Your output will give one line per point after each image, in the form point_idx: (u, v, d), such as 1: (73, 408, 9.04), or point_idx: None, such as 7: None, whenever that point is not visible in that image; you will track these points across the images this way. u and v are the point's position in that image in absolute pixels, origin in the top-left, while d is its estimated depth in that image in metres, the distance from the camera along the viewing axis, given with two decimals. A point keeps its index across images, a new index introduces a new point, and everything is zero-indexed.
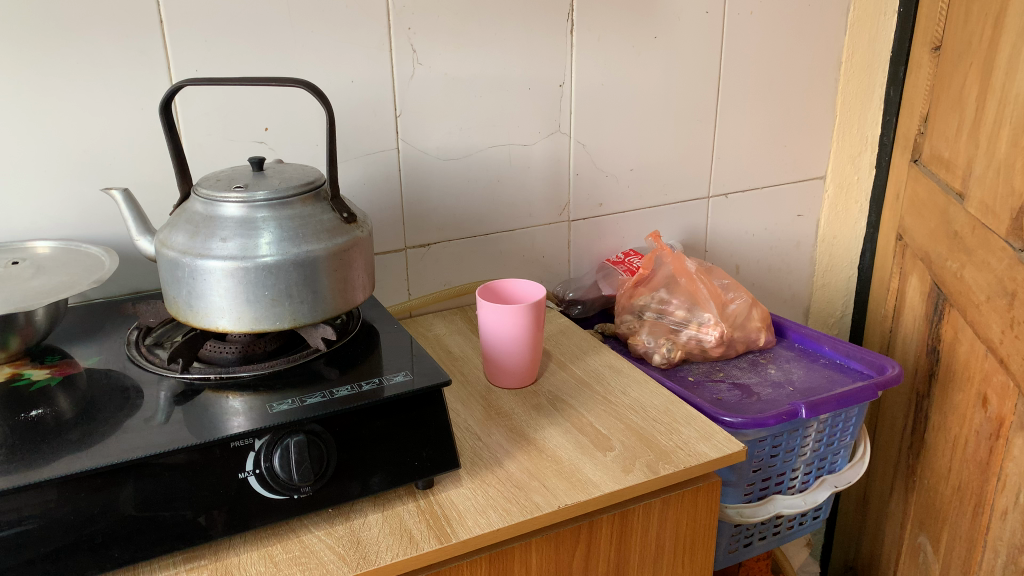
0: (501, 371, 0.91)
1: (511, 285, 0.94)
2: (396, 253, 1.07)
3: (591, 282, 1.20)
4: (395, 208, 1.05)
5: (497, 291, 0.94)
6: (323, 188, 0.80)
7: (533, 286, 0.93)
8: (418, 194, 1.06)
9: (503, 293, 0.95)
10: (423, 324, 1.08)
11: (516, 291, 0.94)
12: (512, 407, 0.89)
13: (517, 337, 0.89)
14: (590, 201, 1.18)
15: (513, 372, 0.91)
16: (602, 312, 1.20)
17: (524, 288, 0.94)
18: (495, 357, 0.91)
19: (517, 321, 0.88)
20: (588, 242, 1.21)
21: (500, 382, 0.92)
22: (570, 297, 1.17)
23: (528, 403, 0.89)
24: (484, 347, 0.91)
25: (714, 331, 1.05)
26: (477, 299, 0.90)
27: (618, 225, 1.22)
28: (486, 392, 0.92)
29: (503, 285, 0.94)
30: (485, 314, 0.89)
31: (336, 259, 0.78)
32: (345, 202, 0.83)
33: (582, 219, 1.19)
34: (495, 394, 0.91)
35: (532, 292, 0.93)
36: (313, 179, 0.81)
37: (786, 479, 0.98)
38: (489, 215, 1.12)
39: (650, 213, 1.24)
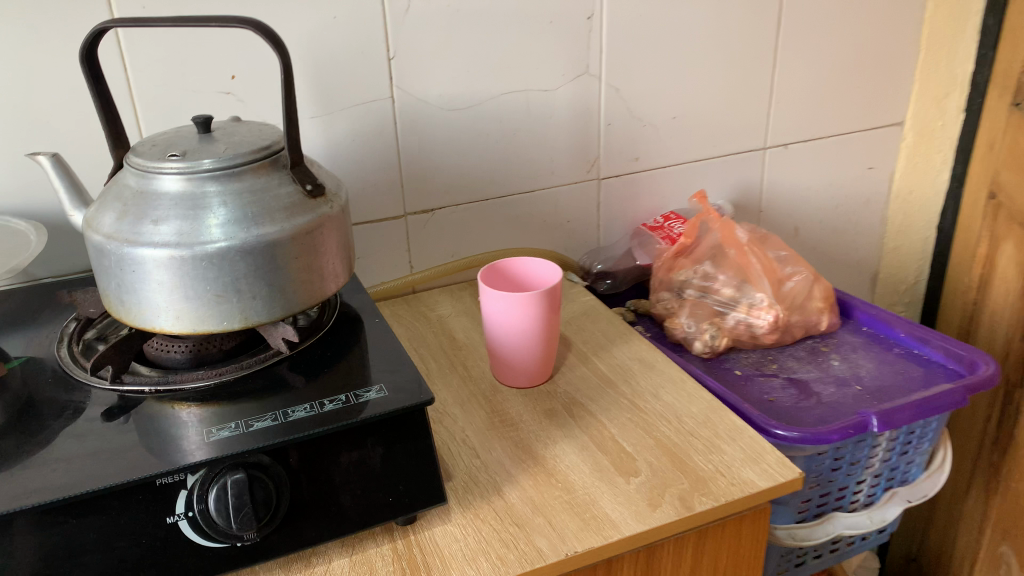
0: (506, 367, 0.77)
1: (522, 264, 0.79)
2: (395, 220, 0.93)
3: (624, 251, 1.05)
4: (393, 168, 0.90)
5: (505, 272, 0.79)
6: (283, 154, 0.65)
7: (548, 268, 0.77)
8: (418, 151, 0.90)
9: (511, 275, 0.79)
10: (427, 303, 0.95)
11: (528, 272, 0.79)
12: (520, 413, 0.74)
13: (529, 330, 0.75)
14: (625, 155, 1.01)
15: (523, 369, 0.77)
16: (636, 286, 1.05)
17: (539, 269, 0.78)
18: (501, 352, 0.76)
19: (527, 313, 0.74)
20: (621, 203, 1.04)
21: (506, 379, 0.78)
22: (599, 269, 1.02)
23: (541, 409, 0.75)
24: (489, 339, 0.77)
25: (768, 315, 0.89)
26: (479, 283, 0.74)
27: (657, 182, 1.05)
28: (490, 393, 0.77)
29: (512, 264, 0.79)
30: (489, 302, 0.74)
31: (297, 245, 0.63)
32: (312, 170, 0.68)
33: (614, 176, 1.02)
34: (500, 396, 0.77)
35: (547, 275, 0.78)
36: (271, 142, 0.66)
37: (849, 493, 0.82)
38: (504, 174, 0.96)
39: (696, 168, 1.06)
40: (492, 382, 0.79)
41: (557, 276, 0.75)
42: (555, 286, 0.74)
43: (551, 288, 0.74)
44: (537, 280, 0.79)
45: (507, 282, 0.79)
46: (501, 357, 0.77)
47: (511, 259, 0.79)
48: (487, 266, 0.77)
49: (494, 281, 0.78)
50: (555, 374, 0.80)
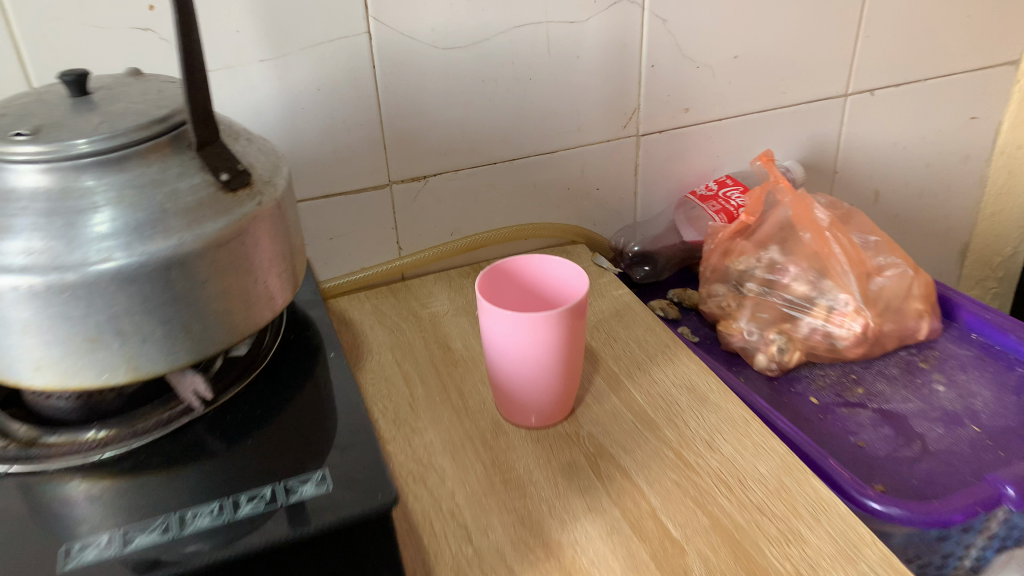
0: (508, 398, 0.58)
1: (537, 263, 0.59)
2: (377, 191, 0.73)
3: (666, 225, 0.85)
4: (372, 125, 0.70)
5: (514, 272, 0.59)
6: (186, 128, 0.45)
7: (573, 272, 0.57)
8: (405, 103, 0.70)
9: (522, 275, 0.60)
10: (419, 294, 0.76)
11: (546, 273, 0.59)
12: (529, 469, 0.56)
13: (540, 355, 0.55)
14: (671, 105, 0.80)
15: (533, 406, 0.58)
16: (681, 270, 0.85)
17: (560, 272, 0.59)
18: (506, 384, 0.58)
19: (543, 338, 0.55)
20: (664, 164, 0.83)
21: (509, 415, 0.60)
22: (637, 251, 0.82)
23: (558, 464, 0.56)
24: (490, 365, 0.58)
25: (854, 322, 0.69)
26: (477, 291, 0.55)
27: (710, 138, 0.84)
28: (489, 436, 0.59)
29: (524, 262, 0.59)
30: (490, 318, 0.55)
31: (203, 263, 0.43)
32: (237, 148, 0.48)
33: (658, 131, 0.81)
34: (503, 440, 0.59)
35: (572, 281, 0.58)
36: (171, 110, 0.45)
37: (953, 560, 0.64)
38: (517, 131, 0.75)
39: (759, 120, 0.85)
40: (487, 420, 0.60)
41: (585, 288, 0.55)
42: (580, 303, 0.54)
43: (574, 306, 0.54)
44: (557, 284, 0.59)
45: (516, 284, 0.60)
46: (502, 384, 0.58)
47: (523, 256, 0.59)
48: (491, 265, 0.58)
49: (498, 283, 0.59)
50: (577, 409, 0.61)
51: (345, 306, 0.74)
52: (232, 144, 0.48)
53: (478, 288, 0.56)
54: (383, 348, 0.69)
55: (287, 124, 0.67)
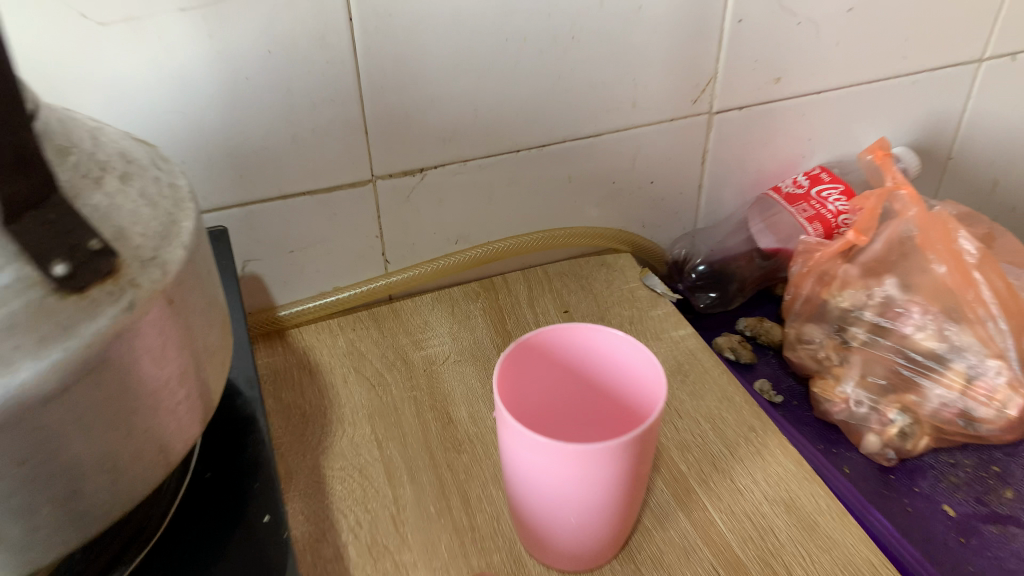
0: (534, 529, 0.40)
1: (585, 332, 0.40)
2: (356, 188, 0.53)
3: (739, 235, 0.66)
4: (348, 101, 0.49)
5: (548, 345, 0.40)
6: None
7: (641, 355, 0.38)
8: (393, 72, 0.49)
9: (560, 350, 0.40)
10: (410, 326, 0.57)
11: (596, 346, 0.40)
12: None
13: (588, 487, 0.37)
14: (759, 74, 0.59)
15: (572, 548, 0.40)
16: (761, 288, 0.67)
17: (619, 349, 0.39)
18: (534, 518, 0.39)
19: (601, 473, 0.36)
20: (740, 150, 0.63)
21: (535, 551, 0.41)
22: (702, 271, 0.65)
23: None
24: (510, 488, 0.40)
25: (1004, 403, 0.50)
26: (495, 396, 0.35)
27: (803, 117, 0.63)
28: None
29: (565, 331, 0.39)
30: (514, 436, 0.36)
31: (15, 439, 0.24)
32: (100, 196, 0.28)
33: (737, 108, 0.60)
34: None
35: (638, 366, 0.39)
36: None
37: None
38: (550, 108, 0.54)
39: (868, 93, 0.64)
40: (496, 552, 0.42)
41: (661, 392, 0.36)
42: (653, 418, 0.35)
43: (644, 424, 0.35)
44: (613, 365, 0.40)
45: (550, 359, 0.41)
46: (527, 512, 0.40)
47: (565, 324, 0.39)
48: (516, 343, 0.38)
49: (524, 363, 0.39)
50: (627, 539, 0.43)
51: (311, 341, 0.55)
52: (91, 189, 0.28)
53: (495, 385, 0.36)
54: (357, 414, 0.50)
55: (224, 99, 0.47)
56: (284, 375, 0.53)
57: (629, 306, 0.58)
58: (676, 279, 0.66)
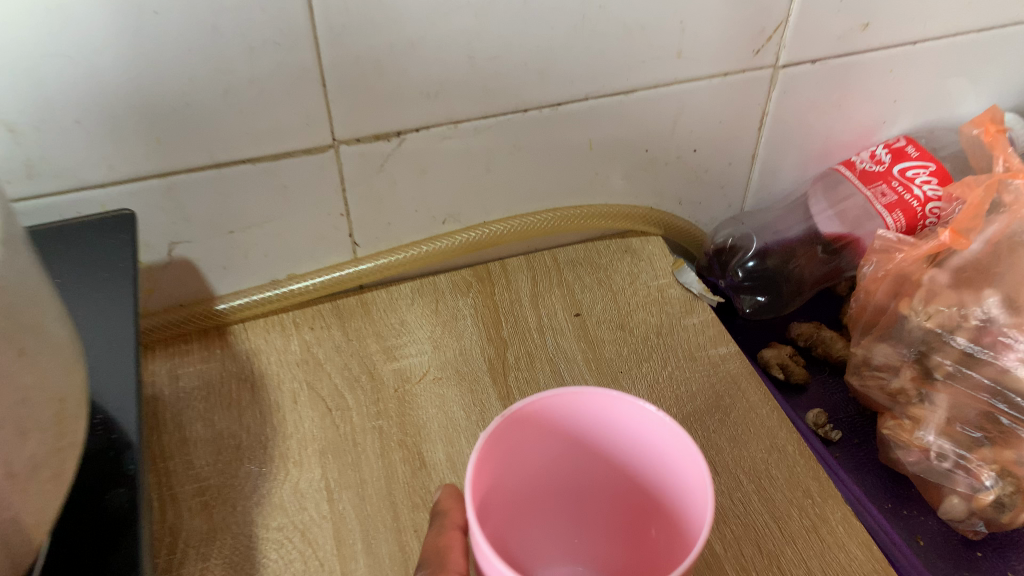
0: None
1: (603, 401, 0.27)
2: (314, 156, 0.41)
3: (795, 224, 0.54)
4: (298, 45, 0.37)
5: (542, 419, 0.27)
6: None
7: (679, 432, 0.26)
8: (357, 3, 0.36)
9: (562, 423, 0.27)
10: (382, 327, 0.46)
11: (621, 423, 0.27)
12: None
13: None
14: (845, 18, 0.45)
15: None
16: (819, 290, 0.56)
17: (651, 432, 0.26)
18: None
19: None
20: (809, 114, 0.50)
21: None
22: (752, 269, 0.54)
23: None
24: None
25: None
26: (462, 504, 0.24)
27: (891, 74, 0.50)
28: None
29: (565, 400, 0.27)
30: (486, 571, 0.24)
31: None
32: None
33: (812, 62, 0.47)
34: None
35: (674, 447, 0.26)
36: None
37: None
38: (569, 56, 0.42)
39: (977, 45, 0.50)
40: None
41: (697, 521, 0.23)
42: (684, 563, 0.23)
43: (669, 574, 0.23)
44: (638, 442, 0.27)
45: (548, 435, 0.28)
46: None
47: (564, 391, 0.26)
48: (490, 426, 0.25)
49: (508, 446, 0.27)
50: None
51: (258, 344, 0.45)
52: None
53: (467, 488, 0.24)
54: (306, 451, 0.40)
55: (127, 39, 0.34)
56: (219, 391, 0.42)
57: (657, 311, 0.47)
58: (721, 276, 0.54)
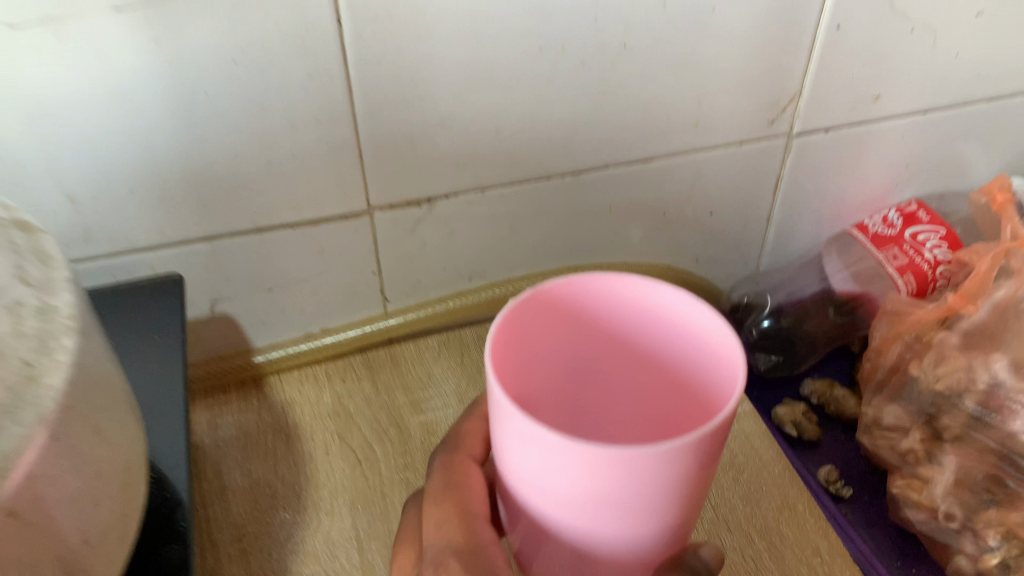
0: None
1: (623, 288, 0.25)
2: (348, 220, 0.44)
3: (807, 284, 0.57)
4: (335, 122, 0.39)
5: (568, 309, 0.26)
6: None
7: (703, 309, 0.24)
8: (394, 85, 0.39)
9: (600, 317, 0.27)
10: (410, 381, 0.48)
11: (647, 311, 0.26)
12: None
13: (626, 539, 0.23)
14: (855, 90, 0.47)
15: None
16: (835, 351, 0.58)
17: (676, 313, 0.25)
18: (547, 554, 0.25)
19: (625, 502, 0.21)
20: (822, 179, 0.52)
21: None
22: (768, 328, 0.56)
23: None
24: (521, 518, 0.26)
25: None
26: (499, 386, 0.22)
27: (904, 140, 0.52)
28: (449, 467, 0.31)
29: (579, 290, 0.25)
30: (514, 439, 0.22)
31: None
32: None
33: (825, 129, 0.49)
34: (467, 494, 0.30)
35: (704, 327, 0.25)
36: None
37: None
38: (590, 130, 0.44)
39: (987, 114, 0.52)
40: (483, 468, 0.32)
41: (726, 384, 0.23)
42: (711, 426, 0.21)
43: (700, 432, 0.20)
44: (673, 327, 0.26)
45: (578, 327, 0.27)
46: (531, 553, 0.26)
47: (600, 274, 0.26)
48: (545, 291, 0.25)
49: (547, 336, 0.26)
50: (706, 545, 0.29)
51: (292, 396, 0.47)
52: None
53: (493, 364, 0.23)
54: (336, 501, 0.42)
55: (181, 118, 0.37)
56: (256, 441, 0.45)
57: None
58: (738, 333, 0.56)
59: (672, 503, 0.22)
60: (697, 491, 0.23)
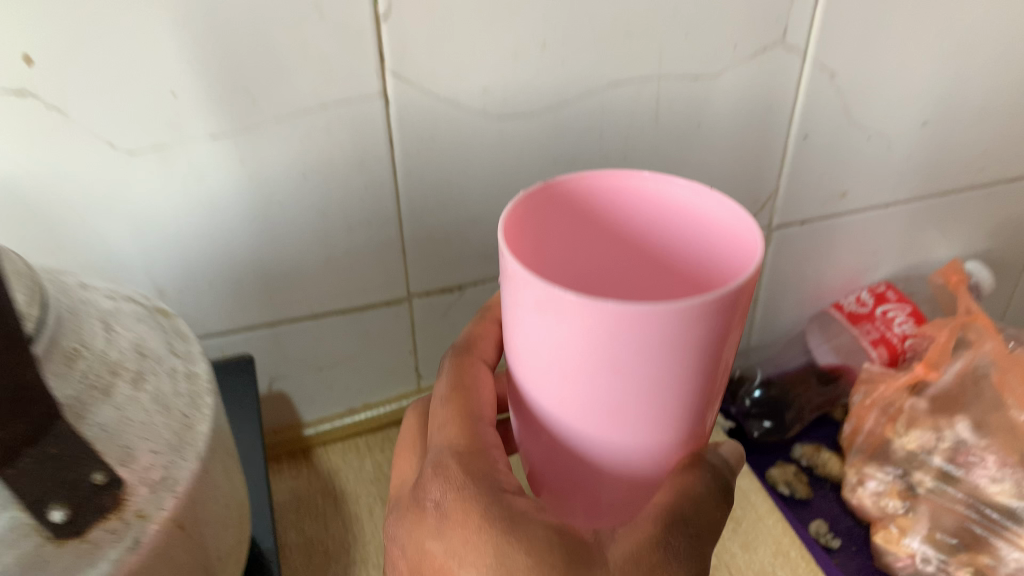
0: (566, 471, 0.28)
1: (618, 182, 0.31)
2: (391, 307, 0.51)
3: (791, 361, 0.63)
4: (385, 225, 0.47)
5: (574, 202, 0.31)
6: None
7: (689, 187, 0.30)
8: (435, 194, 0.46)
9: (585, 198, 0.31)
10: None
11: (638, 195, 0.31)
12: (428, 493, 0.31)
13: (644, 410, 0.25)
14: (824, 190, 0.55)
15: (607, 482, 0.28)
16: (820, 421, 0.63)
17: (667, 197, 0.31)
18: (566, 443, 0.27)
19: (639, 367, 0.23)
20: (800, 265, 0.59)
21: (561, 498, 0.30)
22: (759, 398, 0.62)
23: (491, 497, 0.30)
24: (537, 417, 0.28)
25: None
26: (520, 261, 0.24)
27: (869, 231, 0.59)
28: (459, 371, 0.35)
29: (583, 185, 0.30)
30: (531, 312, 0.25)
31: None
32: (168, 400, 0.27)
33: (799, 223, 0.56)
34: (473, 397, 0.34)
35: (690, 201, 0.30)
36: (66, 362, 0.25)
37: None
38: None
39: (940, 207, 0.60)
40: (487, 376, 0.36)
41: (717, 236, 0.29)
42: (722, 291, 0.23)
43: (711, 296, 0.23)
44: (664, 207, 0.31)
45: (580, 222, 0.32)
46: (555, 443, 0.28)
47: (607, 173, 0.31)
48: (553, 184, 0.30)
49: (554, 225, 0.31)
50: (724, 446, 0.33)
51: (337, 465, 0.53)
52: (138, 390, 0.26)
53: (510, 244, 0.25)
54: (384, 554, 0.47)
55: (259, 225, 0.44)
56: (307, 505, 0.50)
57: None
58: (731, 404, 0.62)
59: (686, 376, 0.24)
60: (713, 372, 0.25)
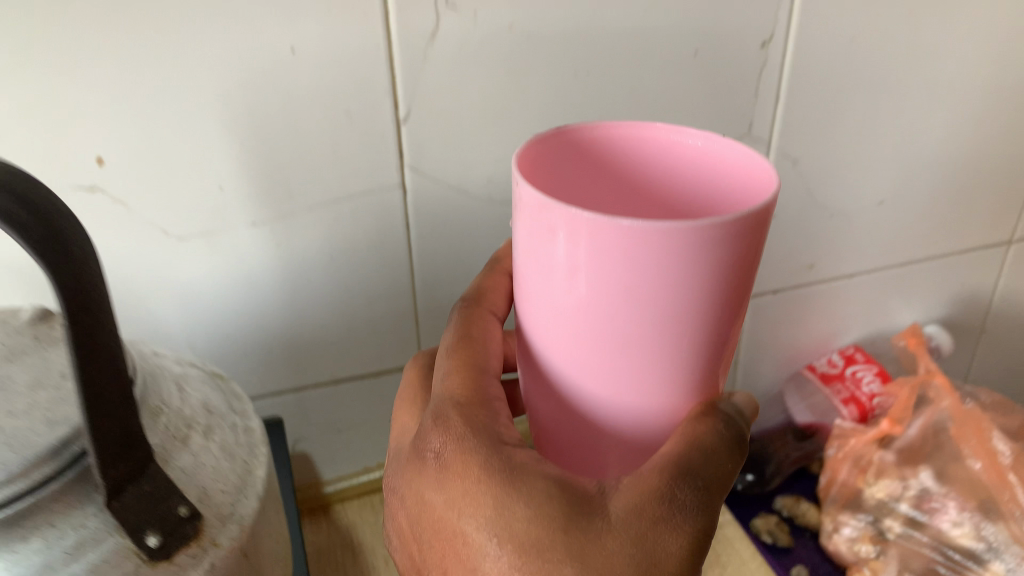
0: (577, 417, 0.28)
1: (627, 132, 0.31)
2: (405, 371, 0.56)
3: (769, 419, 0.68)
4: (401, 298, 0.52)
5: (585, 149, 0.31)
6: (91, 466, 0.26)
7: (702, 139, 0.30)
8: (445, 270, 0.52)
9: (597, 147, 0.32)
10: None
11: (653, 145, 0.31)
12: (428, 444, 0.32)
13: (658, 344, 0.25)
14: (794, 263, 0.61)
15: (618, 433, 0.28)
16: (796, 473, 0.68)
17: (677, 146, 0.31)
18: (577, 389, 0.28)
19: (656, 292, 0.24)
20: (775, 330, 0.65)
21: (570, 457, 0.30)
22: None
23: (491, 449, 0.31)
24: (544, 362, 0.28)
25: None
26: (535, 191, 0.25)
27: (837, 297, 0.65)
28: (469, 322, 0.36)
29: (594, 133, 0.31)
30: (546, 240, 0.25)
31: None
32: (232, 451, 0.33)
33: (773, 292, 0.62)
34: (481, 349, 0.35)
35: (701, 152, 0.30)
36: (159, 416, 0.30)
37: None
38: None
39: (901, 275, 0.66)
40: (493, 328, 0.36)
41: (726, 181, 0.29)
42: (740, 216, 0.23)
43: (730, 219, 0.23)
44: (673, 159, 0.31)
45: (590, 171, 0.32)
46: (566, 384, 0.28)
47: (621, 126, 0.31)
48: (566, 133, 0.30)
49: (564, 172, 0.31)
50: (739, 396, 0.33)
51: (354, 519, 0.58)
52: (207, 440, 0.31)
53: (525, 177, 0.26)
54: None
55: (290, 301, 0.50)
56: (328, 555, 0.55)
57: None
58: None
59: (700, 308, 0.24)
60: (725, 306, 0.25)
